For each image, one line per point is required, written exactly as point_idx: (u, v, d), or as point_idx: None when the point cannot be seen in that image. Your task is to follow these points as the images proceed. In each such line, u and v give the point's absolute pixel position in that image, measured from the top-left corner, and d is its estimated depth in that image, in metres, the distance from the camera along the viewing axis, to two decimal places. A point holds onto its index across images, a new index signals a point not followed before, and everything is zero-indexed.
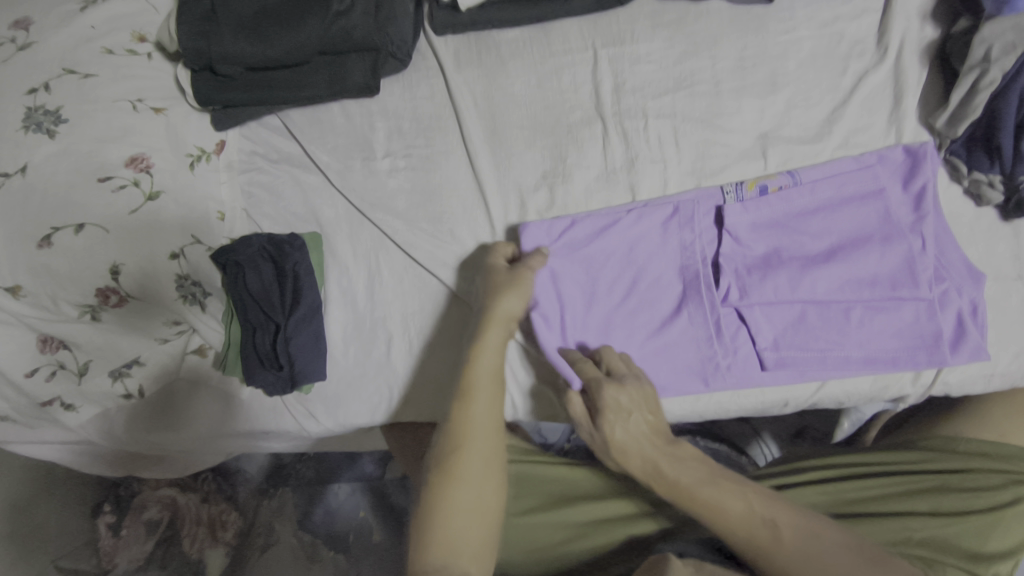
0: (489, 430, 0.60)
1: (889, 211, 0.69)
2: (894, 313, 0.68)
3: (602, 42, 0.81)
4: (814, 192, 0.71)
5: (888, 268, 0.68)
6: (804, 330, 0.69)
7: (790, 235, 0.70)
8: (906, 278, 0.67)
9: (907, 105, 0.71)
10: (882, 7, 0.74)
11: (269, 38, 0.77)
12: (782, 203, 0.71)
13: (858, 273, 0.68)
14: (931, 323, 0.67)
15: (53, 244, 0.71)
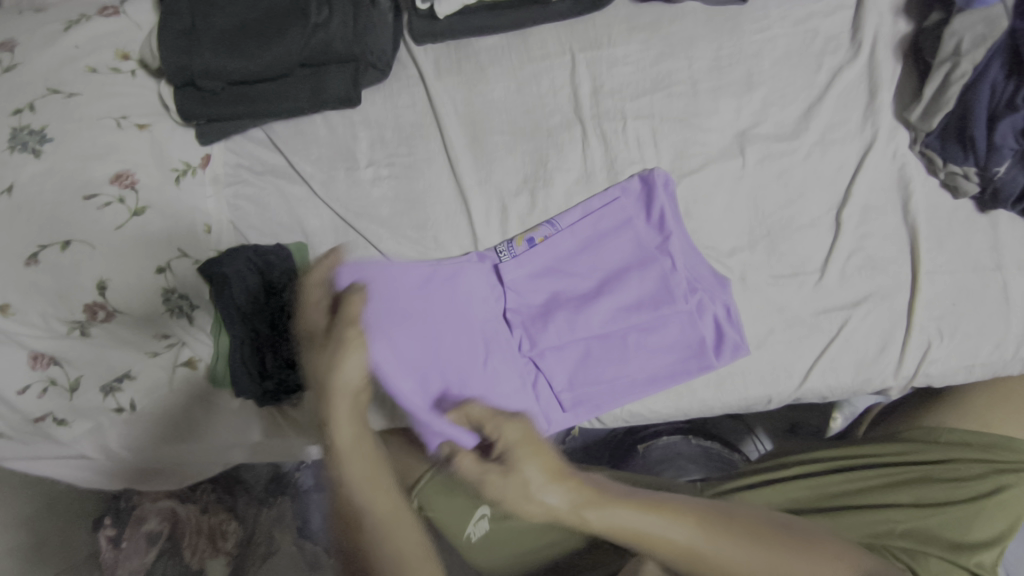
0: (362, 470, 0.59)
1: (640, 238, 0.74)
2: (662, 331, 0.72)
3: (580, 46, 0.82)
4: (574, 234, 0.76)
5: (648, 289, 0.73)
6: (591, 363, 0.74)
7: (562, 279, 0.76)
8: (664, 296, 0.72)
9: (882, 99, 0.72)
10: (855, 3, 0.75)
11: (250, 53, 0.78)
12: (549, 251, 0.76)
13: (624, 300, 0.73)
14: (695, 332, 0.71)
15: (40, 262, 0.72)
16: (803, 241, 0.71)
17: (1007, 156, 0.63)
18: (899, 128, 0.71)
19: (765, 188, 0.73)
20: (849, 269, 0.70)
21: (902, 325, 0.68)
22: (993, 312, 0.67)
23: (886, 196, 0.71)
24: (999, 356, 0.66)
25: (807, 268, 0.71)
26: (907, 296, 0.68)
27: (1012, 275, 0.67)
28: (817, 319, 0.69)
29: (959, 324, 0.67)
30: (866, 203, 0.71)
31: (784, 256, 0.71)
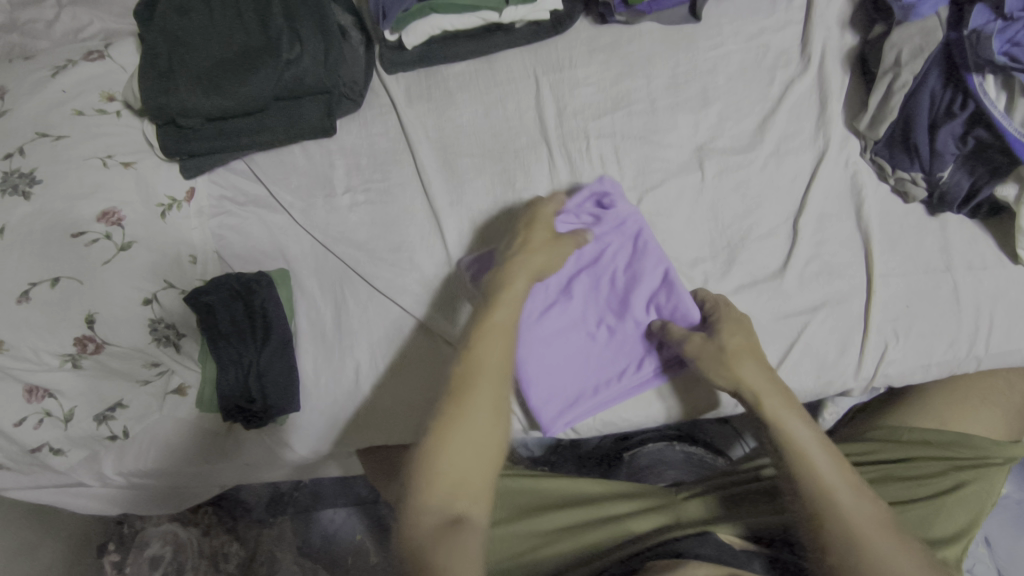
0: (499, 377, 0.59)
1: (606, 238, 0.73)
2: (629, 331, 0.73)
3: (543, 69, 0.85)
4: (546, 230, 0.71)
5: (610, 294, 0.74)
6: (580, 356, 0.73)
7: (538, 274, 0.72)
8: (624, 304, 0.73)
9: (832, 109, 0.74)
10: (803, 18, 0.78)
11: (226, 90, 0.81)
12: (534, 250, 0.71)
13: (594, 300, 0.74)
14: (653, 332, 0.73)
15: (31, 300, 0.74)
16: (763, 250, 0.73)
17: (949, 160, 0.65)
18: (850, 137, 0.74)
19: (723, 199, 0.75)
20: (807, 274, 0.71)
21: (859, 329, 0.69)
22: (947, 311, 0.69)
23: (840, 203, 0.73)
24: (954, 355, 0.68)
25: (768, 275, 0.72)
26: (864, 299, 0.70)
27: (963, 276, 0.69)
28: (779, 322, 0.70)
29: (914, 325, 0.69)
30: (822, 211, 0.73)
31: (745, 264, 0.73)
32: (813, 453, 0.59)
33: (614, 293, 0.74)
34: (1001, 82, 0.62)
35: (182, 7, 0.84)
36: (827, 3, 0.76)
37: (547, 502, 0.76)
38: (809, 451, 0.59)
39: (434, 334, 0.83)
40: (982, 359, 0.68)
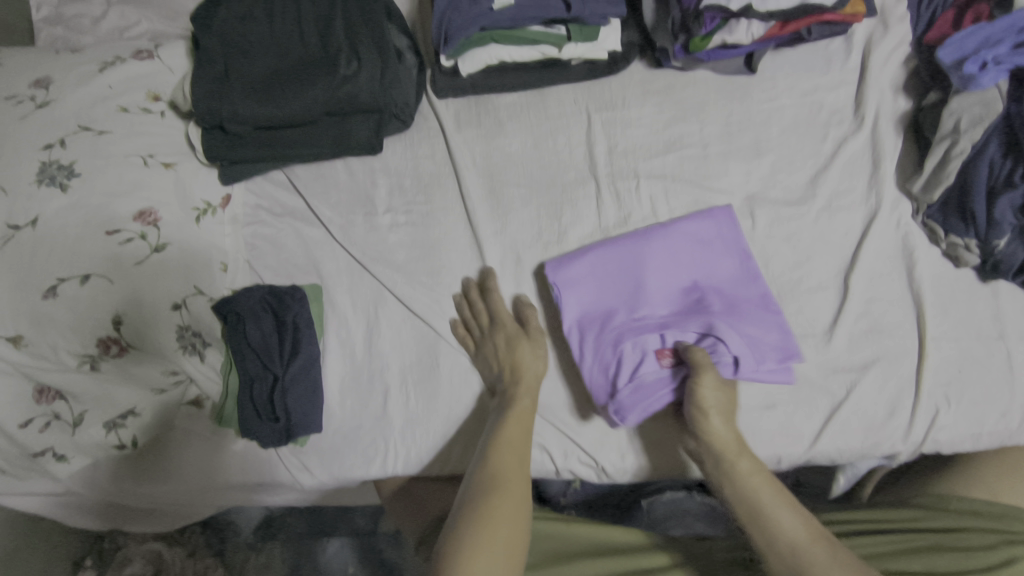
0: (518, 447, 0.67)
1: (609, 275, 0.74)
2: (717, 300, 0.72)
3: (596, 107, 0.86)
4: (582, 292, 0.74)
5: (684, 300, 0.73)
6: (736, 319, 0.70)
7: (629, 306, 0.73)
8: (704, 302, 0.72)
9: (885, 169, 0.75)
10: (857, 79, 0.79)
11: (278, 100, 0.80)
12: (607, 310, 0.73)
13: (680, 307, 0.73)
14: (728, 309, 0.71)
15: (58, 295, 0.70)
16: (812, 303, 0.73)
17: (1006, 230, 0.66)
18: (902, 199, 0.74)
19: (775, 249, 0.75)
20: (856, 333, 0.71)
21: (910, 391, 0.69)
22: (996, 378, 0.69)
23: (891, 263, 0.73)
24: (1006, 425, 0.68)
25: (818, 330, 0.72)
26: (914, 362, 0.70)
27: (1013, 343, 0.69)
28: (828, 379, 0.71)
29: (963, 392, 0.69)
30: (873, 271, 0.73)
31: (794, 316, 0.73)
32: (777, 517, 0.61)
33: (684, 304, 0.73)
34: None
35: (246, 15, 0.83)
36: (880, 68, 0.78)
37: (572, 550, 0.72)
38: (777, 530, 0.60)
39: (468, 360, 0.81)
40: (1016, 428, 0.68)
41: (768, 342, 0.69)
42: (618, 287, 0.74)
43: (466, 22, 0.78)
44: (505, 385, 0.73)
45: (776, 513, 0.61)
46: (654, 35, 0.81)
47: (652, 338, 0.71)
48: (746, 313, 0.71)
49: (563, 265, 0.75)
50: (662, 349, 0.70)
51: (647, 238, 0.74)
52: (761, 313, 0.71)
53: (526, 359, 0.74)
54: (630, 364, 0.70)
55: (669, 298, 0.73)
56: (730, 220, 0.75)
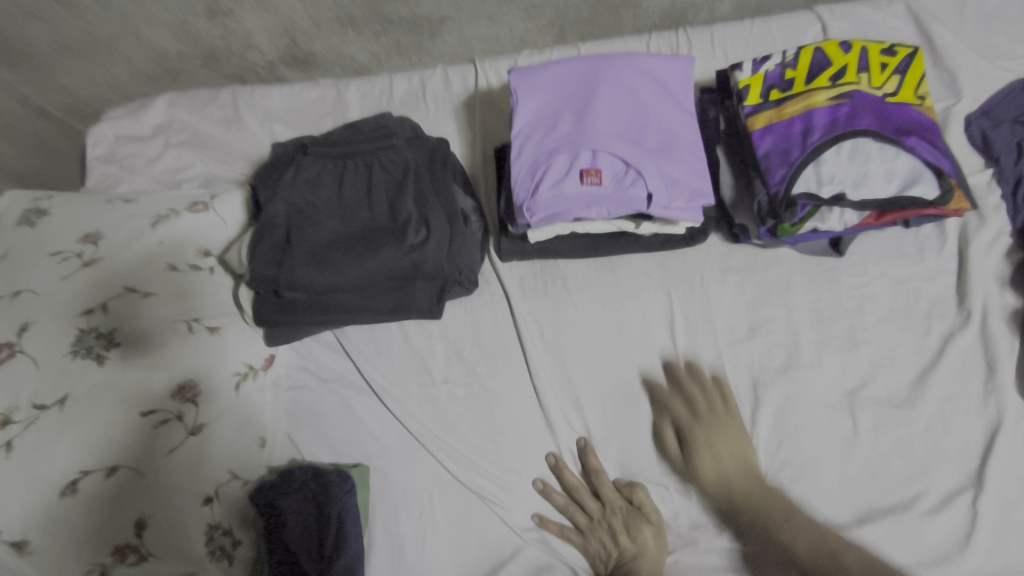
0: None
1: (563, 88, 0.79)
2: (665, 115, 0.78)
3: (675, 285, 0.81)
4: (548, 72, 0.81)
5: (627, 131, 0.76)
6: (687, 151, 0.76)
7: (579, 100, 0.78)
8: (658, 139, 0.76)
9: (1001, 373, 0.68)
10: (955, 269, 0.75)
11: (341, 268, 0.75)
12: (558, 81, 0.80)
13: (629, 131, 0.76)
14: (685, 147, 0.76)
15: (76, 493, 0.61)
16: (933, 527, 0.65)
17: None
18: None
19: (884, 459, 0.68)
20: (988, 567, 0.63)
21: None
22: None
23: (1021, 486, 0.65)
24: None
25: (942, 561, 0.64)
26: None
27: None
28: None
29: None
30: (999, 493, 0.65)
31: (913, 541, 0.64)
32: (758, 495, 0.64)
33: (651, 137, 0.76)
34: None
35: (314, 179, 0.79)
36: (982, 260, 0.74)
37: None
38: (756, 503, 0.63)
39: (537, 562, 0.72)
40: None
41: (684, 185, 0.74)
42: (578, 98, 0.78)
43: (550, 200, 0.74)
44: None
45: (727, 449, 0.68)
46: (735, 212, 0.79)
47: (585, 161, 0.75)
48: (675, 154, 0.76)
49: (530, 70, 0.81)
50: (591, 171, 0.74)
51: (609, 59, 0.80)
52: (680, 163, 0.75)
53: (647, 545, 0.71)
54: (562, 172, 0.75)
55: (635, 118, 0.77)
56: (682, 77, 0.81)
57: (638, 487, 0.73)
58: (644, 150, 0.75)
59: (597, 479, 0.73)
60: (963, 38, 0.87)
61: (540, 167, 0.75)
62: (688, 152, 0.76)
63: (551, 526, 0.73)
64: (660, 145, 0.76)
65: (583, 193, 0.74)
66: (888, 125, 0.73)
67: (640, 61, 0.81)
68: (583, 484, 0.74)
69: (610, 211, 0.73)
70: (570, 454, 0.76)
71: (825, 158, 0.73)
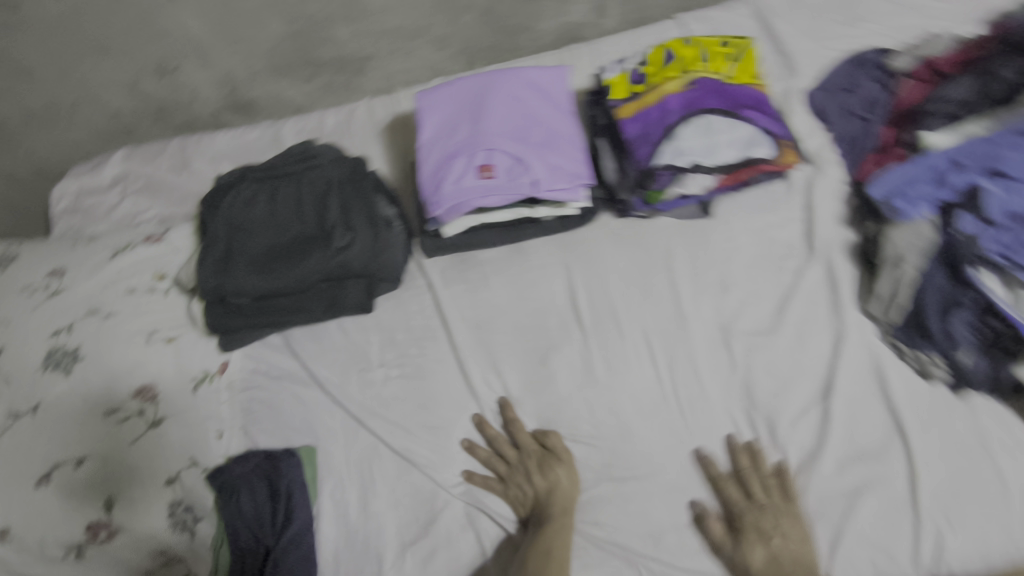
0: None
1: (459, 102, 0.92)
2: (547, 114, 0.90)
3: (573, 259, 0.90)
4: (446, 92, 0.93)
5: (515, 130, 0.87)
6: (568, 141, 0.87)
7: (473, 110, 0.90)
8: (543, 134, 0.87)
9: (844, 295, 0.80)
10: (806, 216, 0.87)
11: (275, 273, 0.86)
12: (454, 97, 0.92)
13: (516, 129, 0.87)
14: (566, 139, 0.87)
15: (50, 481, 0.71)
16: (799, 430, 0.75)
17: (965, 343, 0.69)
18: (867, 321, 0.78)
19: (756, 379, 0.78)
20: (846, 458, 0.73)
21: (909, 514, 0.69)
22: (993, 495, 0.68)
23: (864, 385, 0.76)
24: (1015, 546, 0.66)
25: (805, 458, 0.74)
26: (909, 484, 0.70)
27: (1002, 459, 0.69)
28: (821, 510, 0.71)
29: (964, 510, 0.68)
30: (850, 395, 0.75)
31: (783, 444, 0.75)
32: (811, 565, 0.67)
33: (536, 133, 0.87)
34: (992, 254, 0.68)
35: (250, 200, 0.91)
36: (824, 205, 0.86)
37: None
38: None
39: (465, 510, 0.80)
40: None
41: (566, 170, 0.85)
42: (471, 108, 0.90)
43: (452, 194, 0.85)
44: (538, 513, 0.75)
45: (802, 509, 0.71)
46: (617, 191, 0.90)
47: (480, 158, 0.85)
48: (558, 145, 0.87)
49: (431, 91, 0.94)
50: (484, 167, 0.85)
51: (498, 74, 0.92)
52: (561, 152, 0.86)
53: (559, 482, 0.76)
54: (461, 171, 0.85)
55: (522, 118, 0.89)
56: (563, 80, 0.93)
57: (551, 432, 0.80)
58: (530, 145, 0.86)
59: (513, 428, 0.81)
60: (797, 27, 1.03)
61: (442, 168, 0.87)
62: (570, 142, 0.87)
63: (477, 478, 0.80)
64: (543, 139, 0.87)
65: (479, 186, 0.84)
66: (731, 102, 0.86)
67: (524, 71, 0.93)
68: (501, 435, 0.81)
69: (504, 199, 0.84)
70: (493, 413, 0.84)
71: (682, 135, 0.85)
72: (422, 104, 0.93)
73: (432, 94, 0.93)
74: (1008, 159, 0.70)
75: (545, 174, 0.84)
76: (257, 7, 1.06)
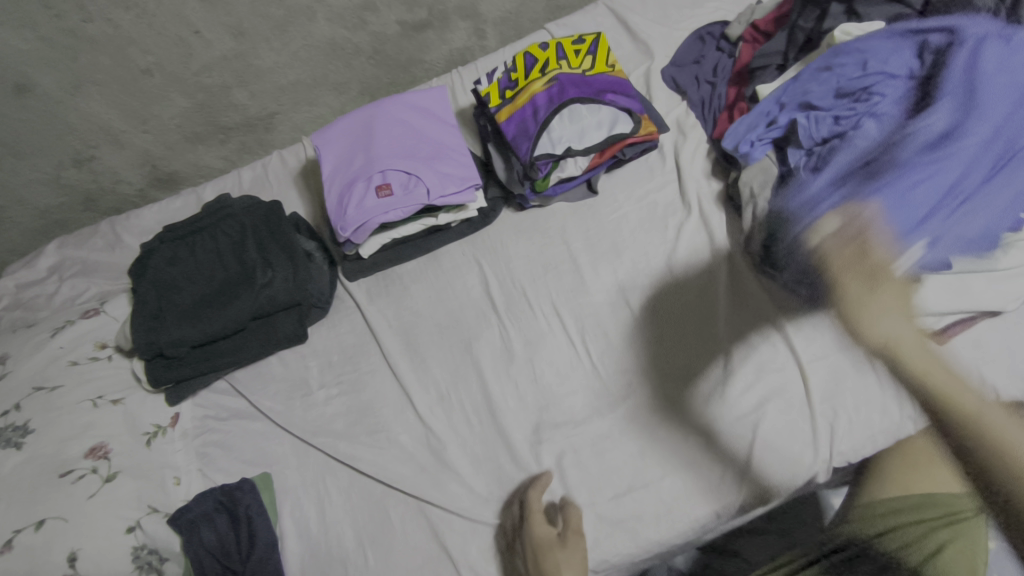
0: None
1: (351, 135, 1.00)
2: (431, 131, 0.99)
3: (480, 254, 0.99)
4: (337, 128, 1.02)
5: (405, 149, 0.96)
6: (454, 152, 0.97)
7: (364, 139, 0.99)
8: (430, 149, 0.97)
9: (718, 238, 0.90)
10: (677, 177, 0.97)
11: (208, 319, 0.91)
12: (346, 132, 1.01)
13: (406, 149, 0.96)
14: (451, 150, 0.98)
15: (12, 548, 0.73)
16: (699, 362, 0.83)
17: None
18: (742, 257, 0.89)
19: (655, 326, 0.86)
20: (749, 376, 0.80)
21: (805, 413, 0.77)
22: (869, 380, 0.77)
23: (749, 310, 0.85)
24: (890, 421, 0.76)
25: (713, 385, 0.81)
26: (801, 385, 0.79)
27: None
28: (730, 428, 0.78)
29: (842, 400, 0.77)
30: (737, 321, 0.84)
31: (686, 377, 0.82)
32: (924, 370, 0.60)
33: (423, 149, 0.97)
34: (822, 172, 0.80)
35: (173, 258, 0.97)
36: (691, 165, 0.96)
37: None
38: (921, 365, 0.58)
39: (417, 504, 0.84)
40: (916, 418, 0.75)
41: (455, 176, 0.94)
42: (362, 138, 0.99)
43: (358, 217, 0.92)
44: None
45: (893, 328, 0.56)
46: (510, 186, 0.98)
47: (377, 180, 0.93)
48: (444, 157, 0.96)
49: (325, 131, 1.02)
50: (382, 187, 0.92)
51: (381, 104, 1.02)
52: (449, 161, 0.96)
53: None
54: (363, 194, 0.93)
55: (409, 139, 0.98)
56: (441, 99, 1.03)
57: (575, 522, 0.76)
58: (420, 160, 0.95)
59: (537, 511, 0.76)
60: (649, 15, 1.14)
61: (345, 196, 0.94)
62: (456, 152, 0.97)
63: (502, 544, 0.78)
64: (431, 153, 0.96)
65: (381, 204, 0.92)
66: (591, 89, 0.96)
67: (404, 97, 1.03)
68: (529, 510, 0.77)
69: (404, 212, 0.92)
70: (488, 466, 0.84)
71: (553, 126, 0.94)
72: (319, 143, 1.01)
73: (326, 134, 1.02)
74: (814, 92, 0.83)
75: (437, 181, 0.93)
76: (159, 85, 1.09)
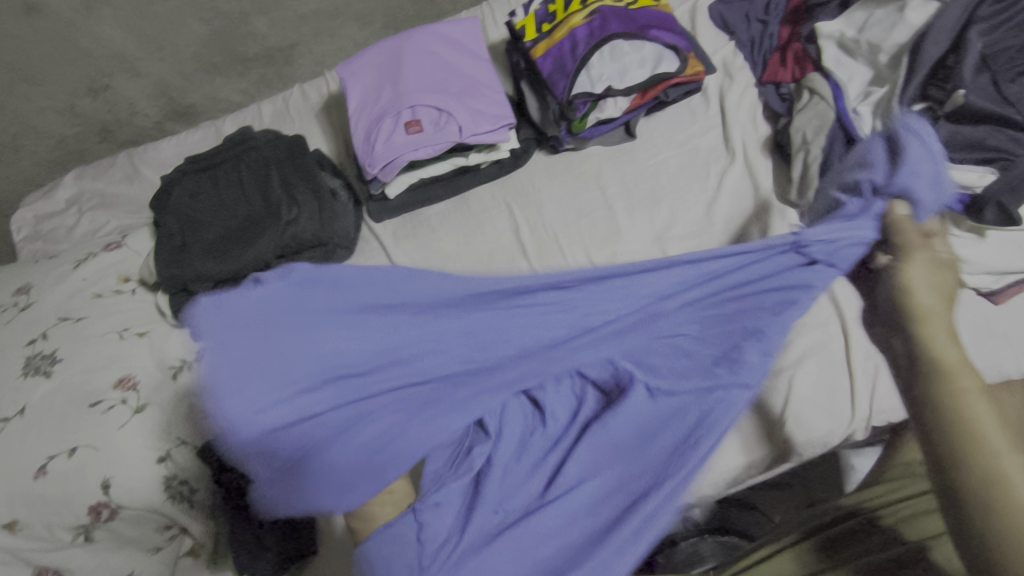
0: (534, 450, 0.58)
1: (378, 67, 0.95)
2: (462, 65, 0.94)
3: (511, 197, 0.96)
4: (364, 59, 0.97)
5: (435, 83, 0.91)
6: (486, 87, 0.93)
7: (392, 71, 0.94)
8: (462, 83, 0.92)
9: (764, 188, 0.86)
10: (722, 122, 0.93)
11: (234, 254, 0.89)
12: (373, 64, 0.96)
13: (436, 83, 0.92)
14: (483, 85, 0.93)
15: (48, 473, 0.76)
16: None
17: None
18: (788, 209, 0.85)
19: None
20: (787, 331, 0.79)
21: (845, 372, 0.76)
22: None
23: None
24: None
25: None
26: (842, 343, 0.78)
27: None
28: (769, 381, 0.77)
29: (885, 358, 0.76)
30: None
31: None
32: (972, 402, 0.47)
33: (454, 83, 0.92)
34: (881, 123, 0.76)
35: (195, 192, 0.94)
36: (736, 110, 0.92)
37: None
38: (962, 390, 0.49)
39: None
40: None
41: (488, 113, 0.90)
42: (389, 70, 0.94)
43: (385, 153, 0.88)
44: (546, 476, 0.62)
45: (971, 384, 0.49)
46: (544, 127, 0.94)
47: (406, 116, 0.89)
48: (476, 93, 0.92)
49: (351, 62, 0.98)
50: (412, 123, 0.88)
51: (410, 35, 0.97)
52: (481, 98, 0.91)
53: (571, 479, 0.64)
54: (391, 130, 0.89)
55: (439, 72, 0.93)
56: (473, 31, 0.98)
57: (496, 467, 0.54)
58: (451, 95, 0.90)
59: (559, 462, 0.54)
60: None
61: (372, 130, 0.90)
62: (488, 88, 0.93)
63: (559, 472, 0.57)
64: (462, 88, 0.92)
65: (410, 140, 0.88)
66: (634, 25, 0.89)
67: (434, 29, 0.97)
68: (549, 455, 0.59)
69: (433, 150, 0.88)
70: None
71: (592, 63, 0.88)
72: (344, 75, 0.96)
73: (352, 65, 0.97)
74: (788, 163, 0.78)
75: (469, 118, 0.89)
76: (175, 8, 1.04)
